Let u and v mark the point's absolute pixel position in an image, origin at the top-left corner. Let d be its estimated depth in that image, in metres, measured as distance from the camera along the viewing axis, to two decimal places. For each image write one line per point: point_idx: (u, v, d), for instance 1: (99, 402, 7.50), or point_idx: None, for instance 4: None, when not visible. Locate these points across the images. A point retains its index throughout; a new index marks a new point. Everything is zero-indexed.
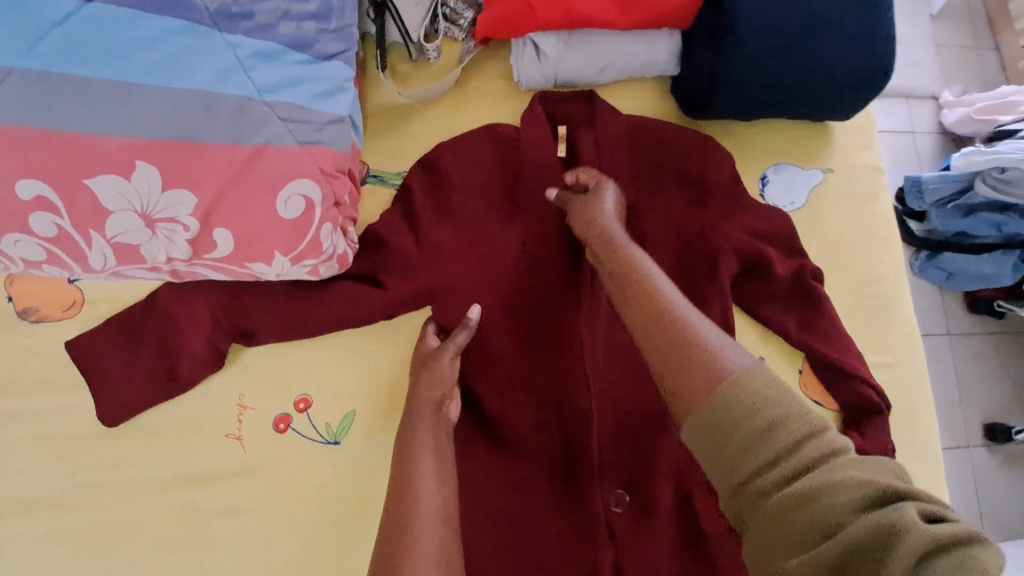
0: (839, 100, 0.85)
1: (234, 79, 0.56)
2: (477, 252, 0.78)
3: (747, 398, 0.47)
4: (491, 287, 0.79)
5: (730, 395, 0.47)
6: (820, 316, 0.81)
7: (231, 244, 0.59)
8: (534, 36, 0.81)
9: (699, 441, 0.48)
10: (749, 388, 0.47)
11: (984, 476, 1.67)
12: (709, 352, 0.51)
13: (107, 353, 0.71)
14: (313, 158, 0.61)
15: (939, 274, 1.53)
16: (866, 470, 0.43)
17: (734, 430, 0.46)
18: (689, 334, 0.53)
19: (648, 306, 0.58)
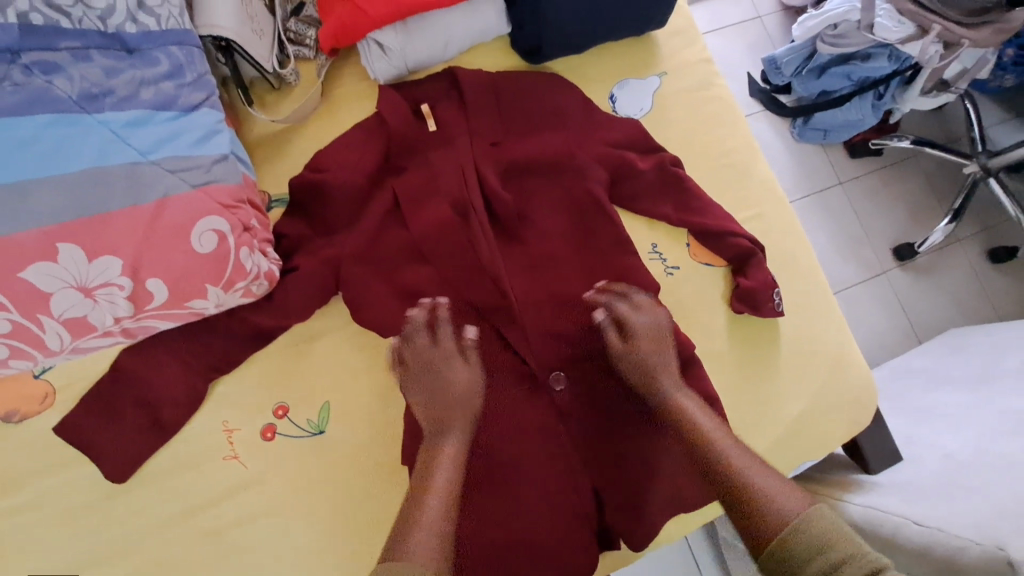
0: (650, 11, 0.98)
1: (116, 150, 0.65)
2: (377, 227, 0.90)
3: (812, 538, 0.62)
4: (405, 258, 0.90)
5: (801, 539, 0.62)
6: (687, 194, 0.96)
7: (165, 290, 0.67)
8: (372, 34, 0.91)
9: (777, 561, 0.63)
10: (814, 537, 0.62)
11: (903, 292, 1.90)
12: (769, 502, 0.68)
13: (93, 423, 0.78)
14: (210, 197, 0.69)
15: (816, 134, 1.79)
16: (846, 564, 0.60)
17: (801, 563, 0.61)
18: (752, 490, 0.70)
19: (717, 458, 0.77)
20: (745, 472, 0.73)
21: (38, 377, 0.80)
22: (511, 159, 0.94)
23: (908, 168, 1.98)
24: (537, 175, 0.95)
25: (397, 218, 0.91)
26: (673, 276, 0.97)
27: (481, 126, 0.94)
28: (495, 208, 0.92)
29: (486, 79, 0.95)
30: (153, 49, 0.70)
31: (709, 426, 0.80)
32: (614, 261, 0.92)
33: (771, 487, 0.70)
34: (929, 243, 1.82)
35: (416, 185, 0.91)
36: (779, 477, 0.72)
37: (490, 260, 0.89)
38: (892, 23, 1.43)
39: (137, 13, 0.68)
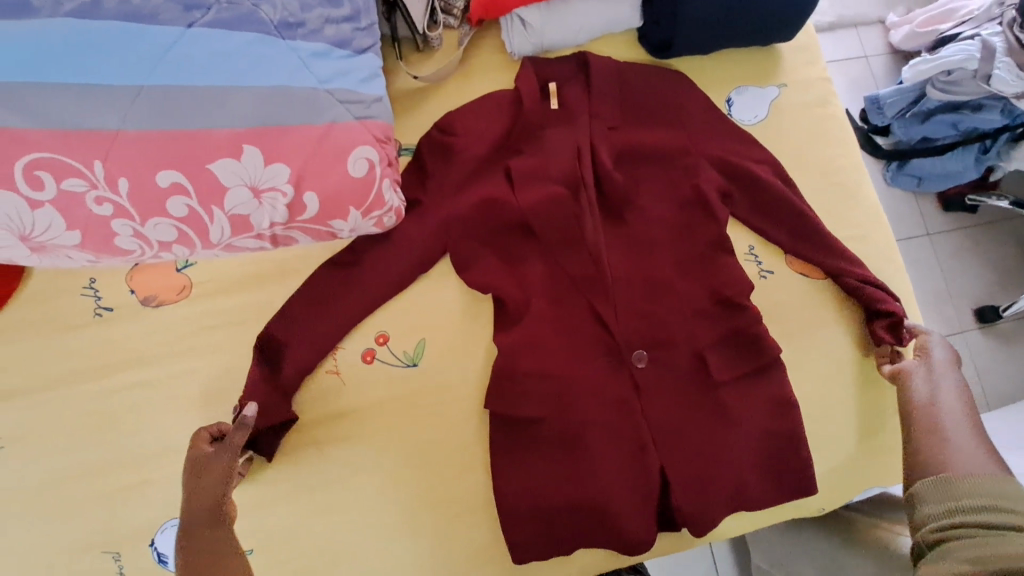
0: (780, 25, 1.01)
1: (300, 74, 0.73)
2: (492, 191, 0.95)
3: (988, 498, 0.62)
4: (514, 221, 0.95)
5: (966, 485, 0.64)
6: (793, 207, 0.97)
7: (317, 205, 0.75)
8: (519, 11, 0.97)
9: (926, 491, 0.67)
10: (979, 484, 0.64)
11: (980, 355, 1.82)
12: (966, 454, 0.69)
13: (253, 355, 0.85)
14: (368, 130, 0.77)
15: (910, 179, 1.74)
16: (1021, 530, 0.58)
17: (941, 497, 0.65)
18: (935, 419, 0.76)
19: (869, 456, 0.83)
20: (951, 432, 0.73)
21: (179, 270, 0.89)
22: (625, 145, 0.98)
23: (1005, 229, 1.91)
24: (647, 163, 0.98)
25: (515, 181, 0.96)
26: (767, 280, 0.98)
27: (603, 109, 0.99)
28: (605, 188, 0.97)
29: (614, 67, 1.00)
30: None
31: (945, 395, 0.79)
32: (712, 257, 0.95)
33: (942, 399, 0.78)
34: (1016, 309, 1.74)
35: (536, 157, 0.97)
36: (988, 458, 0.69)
37: (593, 237, 0.94)
38: (1010, 76, 1.40)
39: None
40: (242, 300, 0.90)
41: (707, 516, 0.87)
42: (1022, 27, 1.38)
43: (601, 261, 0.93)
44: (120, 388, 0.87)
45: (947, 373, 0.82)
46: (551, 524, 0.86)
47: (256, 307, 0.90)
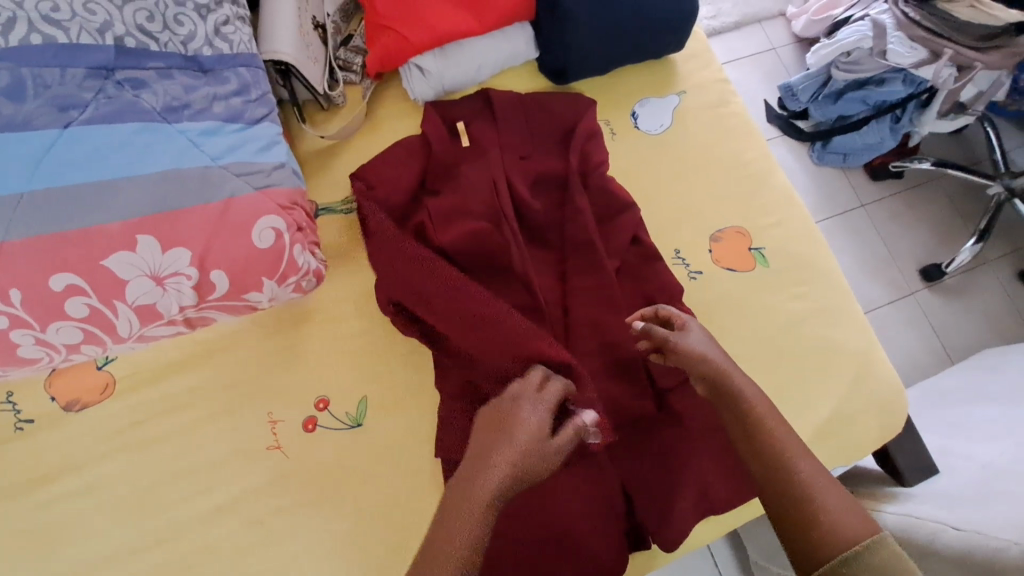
0: (668, 36, 1.05)
1: (191, 155, 0.72)
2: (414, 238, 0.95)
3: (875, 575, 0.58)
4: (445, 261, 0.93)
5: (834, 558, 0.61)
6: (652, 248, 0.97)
7: (226, 281, 0.74)
8: (414, 59, 0.99)
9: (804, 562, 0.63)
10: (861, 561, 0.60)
11: (933, 313, 1.88)
12: (821, 502, 0.64)
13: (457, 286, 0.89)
14: (270, 198, 0.76)
15: (836, 157, 1.83)
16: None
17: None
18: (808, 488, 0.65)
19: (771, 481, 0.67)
20: (812, 477, 0.66)
21: (100, 368, 0.86)
22: (537, 172, 1.01)
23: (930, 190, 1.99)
24: (559, 186, 1.01)
25: (437, 223, 0.96)
26: (697, 280, 1.01)
27: (511, 141, 1.01)
28: (525, 217, 0.98)
29: (516, 99, 1.03)
30: (224, 69, 0.79)
31: (757, 399, 0.72)
32: (638, 267, 0.96)
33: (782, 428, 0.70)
34: (957, 263, 1.80)
35: (455, 198, 0.96)
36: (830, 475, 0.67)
37: (522, 265, 0.94)
38: (905, 49, 1.49)
39: (214, 39, 0.78)
40: (172, 388, 0.87)
41: (675, 526, 0.86)
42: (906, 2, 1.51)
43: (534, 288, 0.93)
44: (46, 503, 0.82)
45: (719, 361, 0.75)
46: (523, 564, 0.83)
47: (187, 392, 0.87)
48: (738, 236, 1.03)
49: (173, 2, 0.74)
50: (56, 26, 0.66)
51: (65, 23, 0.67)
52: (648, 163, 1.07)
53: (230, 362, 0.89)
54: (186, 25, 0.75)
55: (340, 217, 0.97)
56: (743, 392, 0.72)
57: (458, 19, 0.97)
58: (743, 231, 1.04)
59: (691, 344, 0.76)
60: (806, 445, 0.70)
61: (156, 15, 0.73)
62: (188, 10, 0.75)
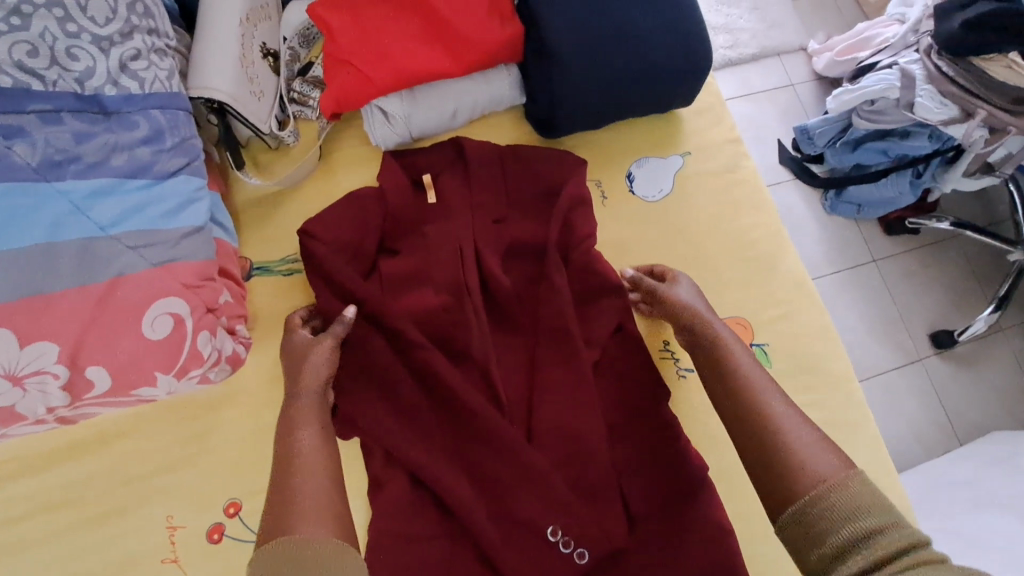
0: (673, 89, 0.92)
1: (73, 223, 0.59)
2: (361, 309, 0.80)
3: (840, 517, 0.49)
4: (399, 339, 0.79)
5: (825, 519, 0.50)
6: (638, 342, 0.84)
7: (108, 379, 0.60)
8: (377, 101, 0.86)
9: (788, 532, 0.52)
10: (841, 503, 0.50)
11: (943, 385, 1.74)
12: (800, 453, 0.56)
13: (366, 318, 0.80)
14: (173, 276, 0.63)
15: (849, 207, 1.70)
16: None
17: (833, 545, 0.48)
18: (778, 429, 0.59)
19: (745, 419, 0.62)
20: (779, 416, 0.60)
21: None
22: (509, 241, 0.87)
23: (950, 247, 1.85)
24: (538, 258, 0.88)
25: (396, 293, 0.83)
26: (687, 380, 0.87)
27: (484, 201, 0.88)
28: (493, 292, 0.85)
29: (495, 152, 0.89)
30: (132, 111, 0.65)
31: (732, 342, 0.70)
32: (619, 362, 0.83)
33: (744, 360, 0.68)
34: (970, 332, 1.66)
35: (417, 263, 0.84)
36: (811, 424, 0.60)
37: (482, 350, 0.80)
38: (933, 104, 1.24)
39: (119, 76, 0.63)
40: (54, 479, 0.73)
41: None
42: (939, 53, 1.23)
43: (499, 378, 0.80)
44: None
45: (697, 298, 0.79)
46: None
47: (73, 487, 0.73)
48: (738, 328, 0.90)
49: (64, 33, 0.59)
50: None
51: None
52: (641, 234, 0.93)
53: (128, 452, 0.75)
54: (81, 60, 0.61)
55: (276, 279, 0.83)
56: (716, 330, 0.72)
57: (430, 59, 0.83)
58: (744, 323, 0.90)
59: (674, 294, 0.79)
60: (789, 400, 0.63)
61: (42, 48, 0.58)
62: (84, 43, 0.61)
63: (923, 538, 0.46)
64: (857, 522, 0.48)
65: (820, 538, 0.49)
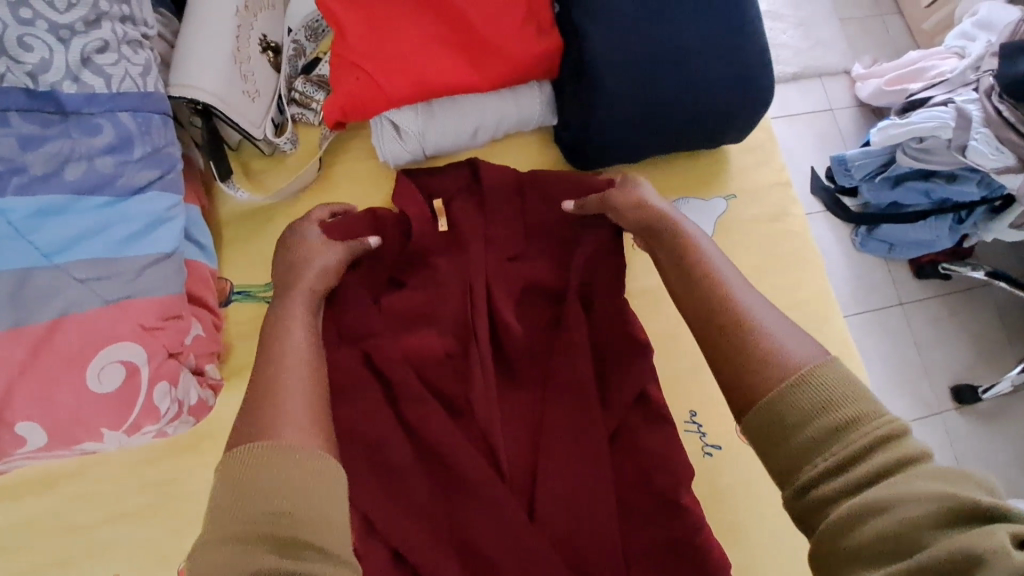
0: (725, 124, 0.81)
1: (11, 248, 0.49)
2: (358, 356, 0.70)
3: (817, 398, 0.41)
4: (396, 390, 0.70)
5: (800, 402, 0.41)
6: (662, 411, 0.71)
7: (43, 435, 0.51)
8: (388, 113, 0.75)
9: (751, 427, 0.43)
10: (825, 388, 0.41)
11: None
12: (771, 340, 0.46)
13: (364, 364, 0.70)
14: (128, 316, 0.53)
15: (881, 246, 1.52)
16: (938, 481, 0.36)
17: (808, 448, 0.40)
18: (749, 326, 0.47)
19: (709, 309, 0.50)
20: (754, 308, 0.48)
21: None
22: (527, 282, 0.76)
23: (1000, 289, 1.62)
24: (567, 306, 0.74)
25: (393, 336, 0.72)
26: (713, 457, 0.76)
27: (501, 237, 0.77)
28: (503, 342, 0.73)
29: (516, 176, 0.78)
30: (95, 113, 0.54)
31: (698, 233, 0.59)
32: (640, 428, 0.70)
33: (709, 249, 0.57)
34: (997, 391, 1.43)
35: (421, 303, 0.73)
36: (785, 317, 0.49)
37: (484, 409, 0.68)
38: (988, 148, 1.10)
39: (81, 71, 0.53)
40: None
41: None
42: (1002, 96, 1.09)
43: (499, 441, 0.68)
44: None
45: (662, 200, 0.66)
46: None
47: (9, 534, 0.64)
48: None
49: (15, 18, 0.50)
50: None
51: None
52: None
53: (75, 498, 0.65)
54: (35, 51, 0.51)
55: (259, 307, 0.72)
56: (679, 225, 0.61)
57: (453, 70, 0.73)
58: None
59: (640, 193, 0.66)
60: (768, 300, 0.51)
61: None
62: (40, 30, 0.51)
63: (905, 428, 0.39)
64: (828, 413, 0.40)
65: (791, 431, 0.41)
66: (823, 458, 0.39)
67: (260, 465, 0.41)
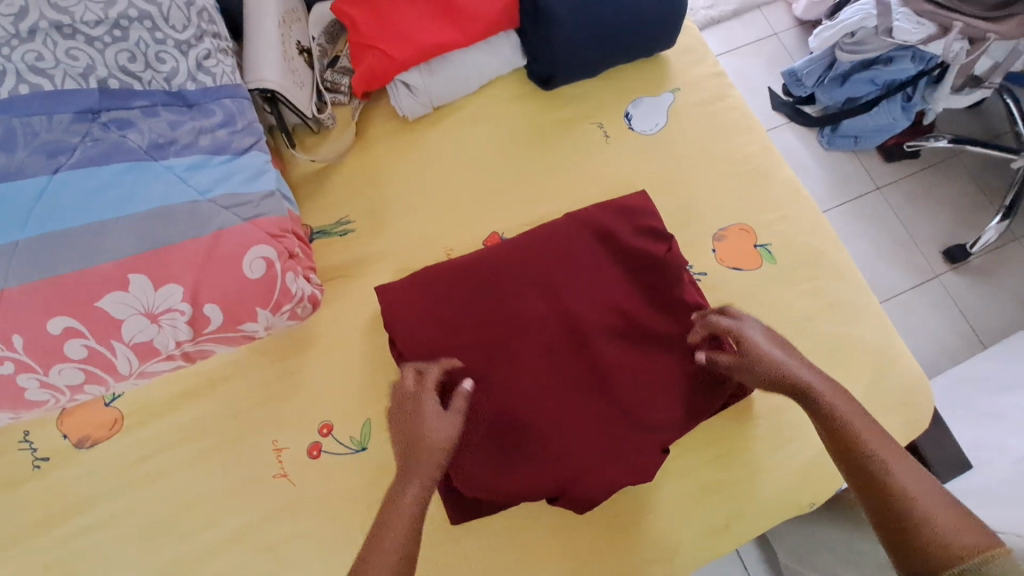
0: (660, 33, 1.03)
1: (178, 190, 0.73)
2: (461, 299, 0.88)
3: (943, 546, 0.57)
4: (473, 310, 0.88)
5: (935, 547, 0.57)
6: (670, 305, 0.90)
7: (220, 314, 0.74)
8: (400, 77, 0.99)
9: (892, 542, 0.60)
10: (949, 540, 0.57)
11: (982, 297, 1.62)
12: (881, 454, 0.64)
13: (459, 300, 0.88)
14: (260, 228, 0.76)
15: (847, 141, 1.62)
16: (980, 555, 0.55)
17: (929, 555, 0.57)
18: (834, 414, 0.68)
19: (830, 426, 0.67)
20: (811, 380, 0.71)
21: (108, 404, 0.87)
22: (573, 245, 0.91)
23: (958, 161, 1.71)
24: (594, 247, 0.92)
25: (477, 276, 0.90)
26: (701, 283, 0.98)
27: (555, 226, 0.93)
28: (563, 283, 0.89)
29: (577, 241, 0.92)
30: (209, 102, 0.79)
31: (792, 362, 0.73)
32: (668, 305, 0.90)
33: (817, 382, 0.71)
34: (982, 243, 1.55)
35: (491, 255, 0.91)
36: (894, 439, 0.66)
37: (553, 319, 0.88)
38: (911, 25, 1.30)
39: (196, 74, 0.78)
40: (178, 421, 0.87)
41: (670, 541, 0.86)
42: None
43: (562, 334, 0.87)
44: (57, 543, 0.83)
45: (773, 345, 0.75)
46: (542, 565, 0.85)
47: (193, 425, 0.87)
48: (742, 233, 1.01)
49: (154, 40, 0.75)
50: (42, 75, 0.69)
51: (50, 71, 0.69)
52: (644, 164, 1.04)
53: (233, 393, 0.89)
54: (168, 61, 0.76)
55: (334, 240, 0.97)
56: (801, 375, 0.72)
57: (440, 33, 0.96)
58: (747, 229, 1.01)
59: (771, 358, 0.73)
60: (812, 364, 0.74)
61: (138, 55, 0.74)
62: (168, 47, 0.76)
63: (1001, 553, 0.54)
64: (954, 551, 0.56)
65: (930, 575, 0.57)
66: None
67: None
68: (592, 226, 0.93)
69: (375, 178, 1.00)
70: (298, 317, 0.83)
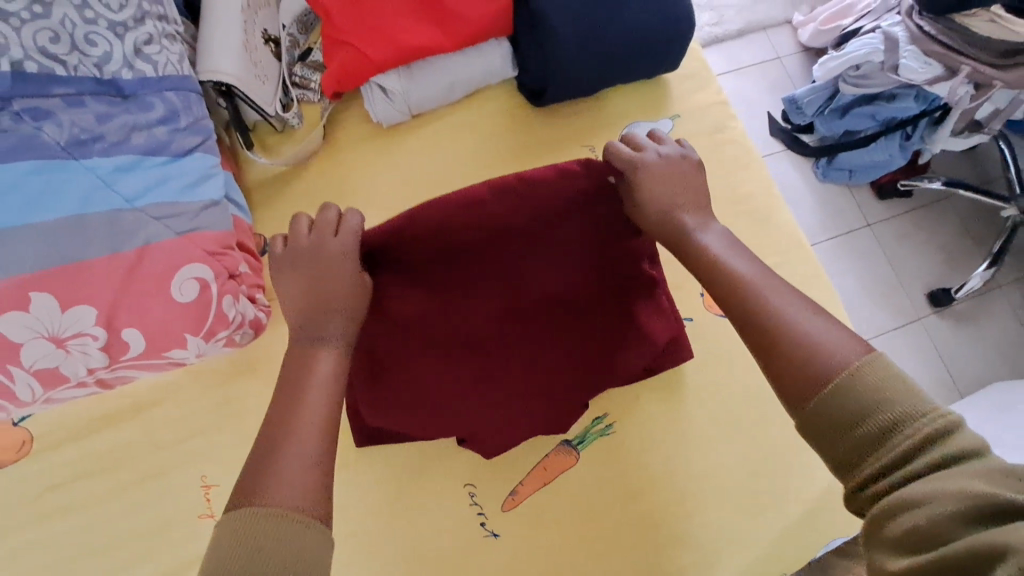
0: (661, 57, 0.95)
1: (100, 196, 0.64)
2: (407, 294, 0.64)
3: (863, 406, 0.45)
4: (420, 307, 0.66)
5: (852, 405, 0.46)
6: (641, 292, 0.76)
7: (142, 341, 0.64)
8: (375, 79, 0.90)
9: (812, 427, 0.47)
10: (872, 395, 0.45)
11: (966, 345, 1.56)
12: (800, 329, 0.51)
13: (403, 292, 0.64)
14: (195, 245, 0.67)
15: (841, 172, 1.55)
16: (959, 465, 0.41)
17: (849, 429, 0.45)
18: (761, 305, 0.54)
19: (746, 301, 0.54)
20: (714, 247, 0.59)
21: (16, 424, 0.77)
22: (563, 235, 0.65)
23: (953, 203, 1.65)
24: (586, 233, 0.66)
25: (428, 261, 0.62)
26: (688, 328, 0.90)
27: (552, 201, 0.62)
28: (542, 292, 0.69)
29: (573, 223, 0.64)
30: (148, 94, 0.69)
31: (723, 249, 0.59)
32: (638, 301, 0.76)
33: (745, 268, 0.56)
34: (968, 289, 1.49)
35: (453, 241, 0.61)
36: (812, 304, 0.54)
37: (520, 331, 0.71)
38: (917, 64, 1.21)
39: (134, 60, 0.69)
40: (97, 447, 0.78)
41: None
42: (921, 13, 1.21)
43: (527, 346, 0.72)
44: None
45: (687, 195, 0.61)
46: None
47: (113, 452, 0.78)
48: None
49: (83, 19, 0.65)
50: None
51: None
52: None
53: (163, 419, 0.79)
54: (99, 45, 0.66)
55: None
56: (734, 269, 0.57)
57: (422, 34, 0.87)
58: None
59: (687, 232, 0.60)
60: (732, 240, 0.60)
61: (63, 35, 0.64)
62: (100, 28, 0.66)
63: (961, 423, 0.44)
64: (877, 415, 0.45)
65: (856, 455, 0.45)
66: (891, 484, 0.42)
67: (270, 535, 0.43)
68: (593, 204, 0.64)
69: (342, 189, 0.91)
70: (237, 343, 0.74)
